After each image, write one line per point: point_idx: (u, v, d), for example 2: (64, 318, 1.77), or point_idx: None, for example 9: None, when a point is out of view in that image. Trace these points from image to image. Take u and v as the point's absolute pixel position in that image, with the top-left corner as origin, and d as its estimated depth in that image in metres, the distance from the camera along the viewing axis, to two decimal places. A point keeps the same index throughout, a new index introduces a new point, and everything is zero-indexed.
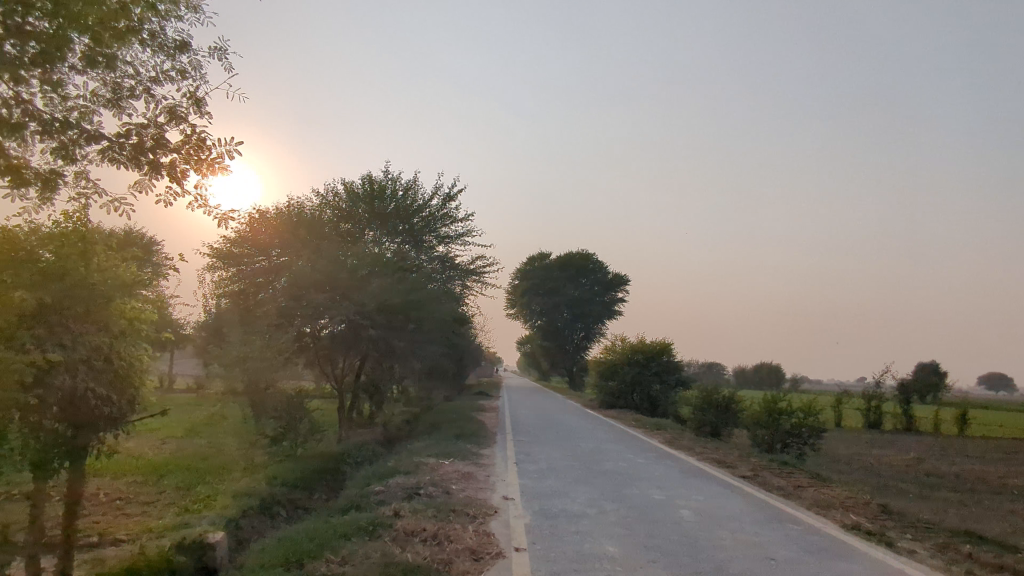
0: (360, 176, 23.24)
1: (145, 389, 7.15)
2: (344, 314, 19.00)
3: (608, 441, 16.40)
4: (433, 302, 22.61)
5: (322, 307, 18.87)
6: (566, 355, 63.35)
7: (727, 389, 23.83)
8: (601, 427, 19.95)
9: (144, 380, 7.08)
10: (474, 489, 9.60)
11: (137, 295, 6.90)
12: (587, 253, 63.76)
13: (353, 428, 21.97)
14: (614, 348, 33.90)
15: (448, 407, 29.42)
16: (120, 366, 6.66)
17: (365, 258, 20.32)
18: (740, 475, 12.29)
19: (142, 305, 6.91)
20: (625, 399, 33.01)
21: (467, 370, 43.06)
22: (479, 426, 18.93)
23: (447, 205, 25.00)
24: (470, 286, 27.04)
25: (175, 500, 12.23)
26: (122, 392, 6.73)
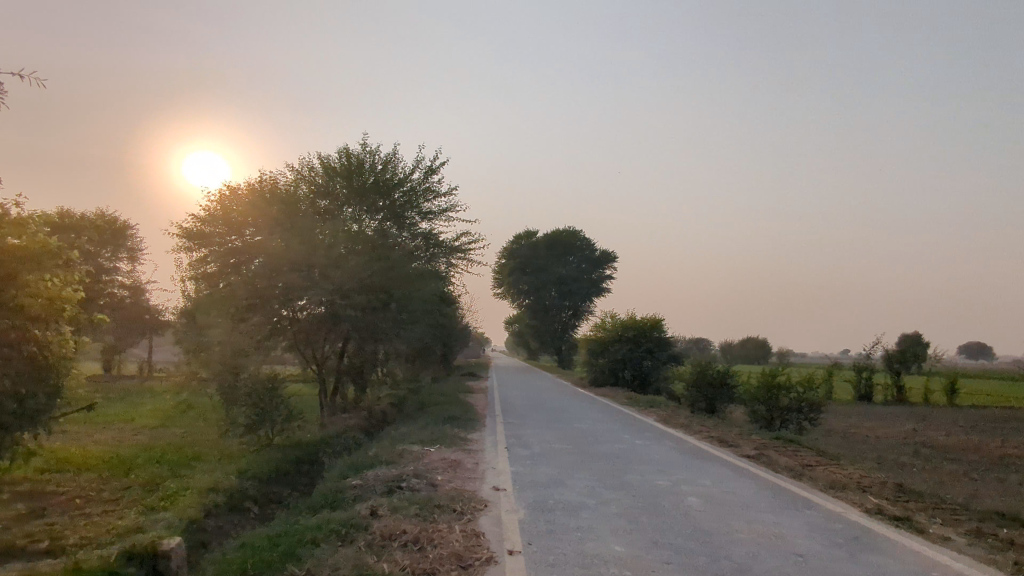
0: (336, 150, 22.17)
1: (59, 367, 8.85)
2: (322, 294, 18.04)
3: (602, 421, 15.70)
4: (417, 280, 21.69)
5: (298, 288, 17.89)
6: (555, 334, 62.77)
7: (721, 364, 23.24)
8: (595, 407, 19.25)
9: (60, 361, 8.80)
10: (462, 480, 8.81)
11: (54, 297, 8.34)
12: (573, 230, 62.87)
13: (337, 414, 21.11)
14: (605, 325, 33.19)
15: (436, 389, 28.66)
16: (34, 352, 8.23)
17: (343, 235, 19.33)
18: (744, 455, 11.62)
19: (58, 305, 8.40)
20: (617, 377, 32.44)
21: (454, 351, 42.33)
22: (467, 408, 18.14)
23: (429, 178, 23.96)
24: (456, 264, 26.09)
25: (139, 497, 11.40)
26: (37, 371, 8.48)
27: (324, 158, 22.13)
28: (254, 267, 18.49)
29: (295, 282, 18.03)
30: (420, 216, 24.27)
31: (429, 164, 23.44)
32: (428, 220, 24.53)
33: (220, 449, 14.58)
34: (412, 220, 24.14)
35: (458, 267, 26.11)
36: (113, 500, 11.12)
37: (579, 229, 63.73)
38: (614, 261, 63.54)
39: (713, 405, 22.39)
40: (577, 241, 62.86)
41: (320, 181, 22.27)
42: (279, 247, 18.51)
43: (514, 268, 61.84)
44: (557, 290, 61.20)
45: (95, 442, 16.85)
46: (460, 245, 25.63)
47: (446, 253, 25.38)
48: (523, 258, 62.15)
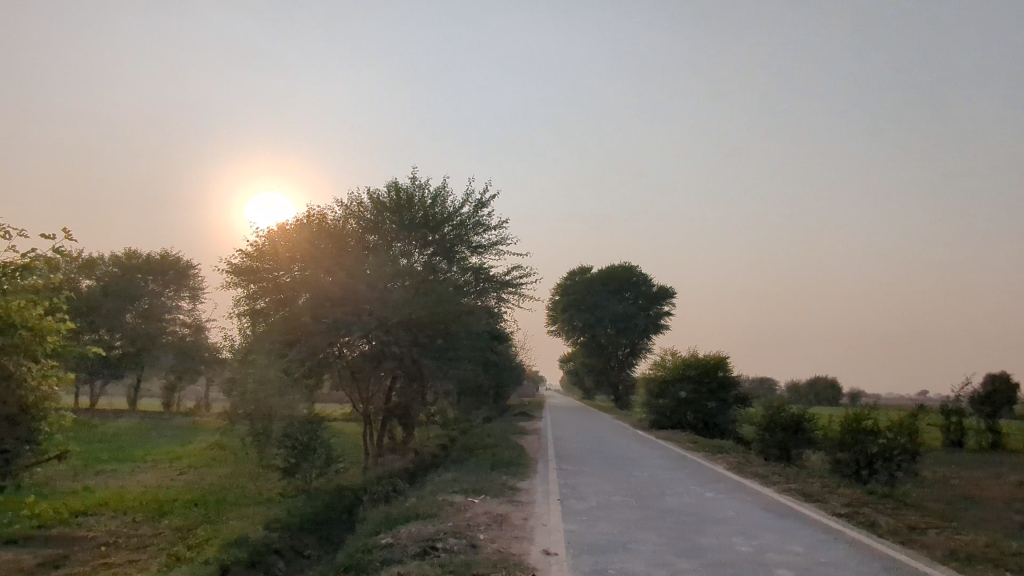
0: (386, 184, 21.80)
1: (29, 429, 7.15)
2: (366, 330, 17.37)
3: (665, 469, 14.24)
4: (466, 316, 20.85)
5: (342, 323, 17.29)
6: (611, 372, 60.85)
7: (796, 406, 21.30)
8: (656, 452, 17.77)
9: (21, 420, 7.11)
10: (509, 540, 7.66)
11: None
12: (629, 266, 61.38)
13: (384, 455, 20.29)
14: (664, 364, 31.50)
15: (487, 429, 27.57)
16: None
17: (390, 269, 18.72)
18: (836, 513, 10.04)
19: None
20: (678, 419, 30.58)
21: (507, 389, 41.17)
22: (519, 452, 17.01)
23: (479, 211, 23.32)
24: (507, 299, 25.20)
25: (168, 545, 10.69)
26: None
27: (373, 193, 21.76)
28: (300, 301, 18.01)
29: (339, 317, 17.43)
30: (470, 250, 23.59)
31: (479, 197, 22.82)
32: (479, 254, 23.81)
33: (257, 493, 13.85)
34: (462, 254, 23.48)
35: (509, 303, 25.21)
36: (140, 550, 10.46)
37: (635, 265, 62.24)
38: (672, 297, 61.46)
39: (788, 451, 20.44)
40: (633, 277, 61.30)
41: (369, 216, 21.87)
42: (325, 282, 18.01)
43: (569, 304, 61.11)
44: (613, 327, 59.53)
45: (139, 482, 16.48)
46: (511, 280, 24.78)
47: (497, 288, 24.53)
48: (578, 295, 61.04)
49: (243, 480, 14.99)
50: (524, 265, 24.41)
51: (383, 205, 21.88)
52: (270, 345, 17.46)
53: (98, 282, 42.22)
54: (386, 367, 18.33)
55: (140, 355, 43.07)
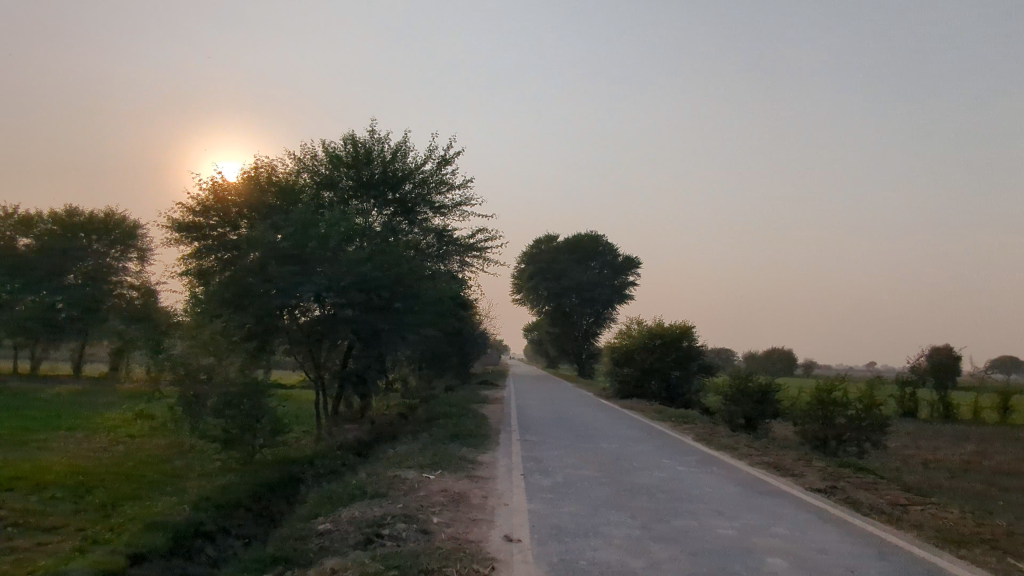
0: (342, 137, 20.39)
1: None
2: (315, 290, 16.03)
3: (633, 442, 13.59)
4: (426, 279, 19.77)
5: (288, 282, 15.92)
6: (575, 342, 60.58)
7: (763, 376, 20.95)
8: (623, 423, 17.15)
9: None
10: (466, 523, 6.78)
11: None
12: (596, 235, 60.86)
13: (338, 426, 19.25)
14: (629, 333, 31.01)
15: (449, 398, 26.74)
16: None
17: (343, 226, 17.43)
18: (815, 488, 9.47)
19: None
20: (643, 389, 30.27)
21: (470, 358, 40.40)
22: (480, 422, 16.18)
23: (443, 169, 22.11)
24: (471, 263, 24.15)
25: (87, 525, 9.59)
26: None
27: (329, 147, 20.33)
28: (243, 257, 16.72)
29: (288, 277, 16.14)
30: (433, 210, 22.42)
31: (443, 154, 21.60)
32: (442, 215, 22.66)
33: (195, 466, 12.72)
34: (424, 215, 22.29)
35: (473, 268, 24.22)
36: (52, 531, 9.33)
37: (601, 234, 61.77)
38: (638, 267, 61.19)
39: (754, 422, 20.12)
40: (599, 246, 60.81)
41: (325, 171, 20.48)
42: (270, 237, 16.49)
43: (534, 273, 60.43)
44: (578, 297, 59.13)
45: (68, 453, 15.17)
46: (476, 243, 23.73)
47: (460, 251, 23.40)
48: (543, 263, 60.36)
49: (179, 450, 13.81)
50: (489, 227, 23.38)
51: (340, 160, 20.50)
52: (213, 306, 16.16)
53: (38, 242, 39.82)
54: (340, 331, 17.18)
55: (84, 319, 40.91)
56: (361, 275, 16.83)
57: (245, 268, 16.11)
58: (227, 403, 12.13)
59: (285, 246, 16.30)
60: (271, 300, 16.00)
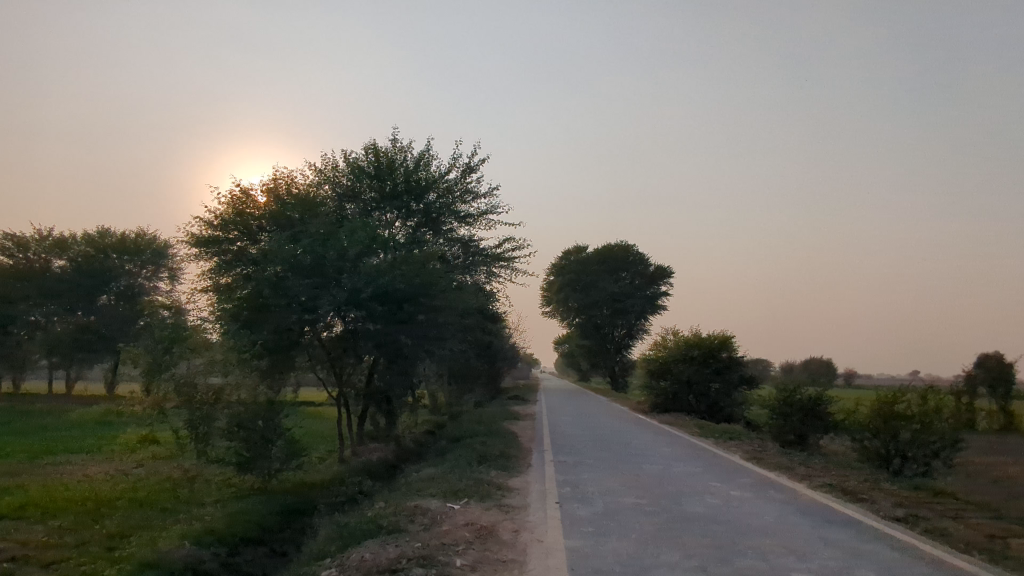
0: (364, 147, 19.75)
1: None
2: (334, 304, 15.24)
3: (677, 462, 12.46)
4: (452, 291, 18.91)
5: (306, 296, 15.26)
6: (607, 354, 59.17)
7: (814, 388, 19.56)
8: (664, 441, 16.00)
9: None
10: (493, 566, 5.84)
11: None
12: (626, 244, 59.60)
13: (362, 447, 18.41)
14: (665, 344, 29.72)
15: (478, 415, 25.82)
16: None
17: (364, 236, 16.63)
18: (892, 517, 8.30)
19: None
20: (681, 402, 28.94)
21: (500, 372, 39.45)
22: (511, 441, 15.21)
23: (467, 177, 21.33)
24: (498, 274, 23.27)
25: (88, 560, 8.90)
26: None
27: (350, 157, 19.70)
28: (258, 270, 16.11)
29: (307, 290, 15.39)
30: (458, 220, 21.63)
31: (467, 160, 20.83)
32: (468, 224, 21.86)
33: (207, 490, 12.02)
34: (449, 225, 21.51)
35: (502, 279, 23.38)
36: (51, 566, 8.66)
37: (632, 244, 60.49)
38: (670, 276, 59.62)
39: (805, 438, 18.72)
40: (629, 256, 59.48)
41: (347, 182, 19.85)
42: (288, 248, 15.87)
43: (564, 284, 59.43)
44: (610, 308, 57.85)
45: (86, 476, 14.67)
46: (503, 253, 22.88)
47: (487, 262, 22.53)
48: (573, 275, 59.26)
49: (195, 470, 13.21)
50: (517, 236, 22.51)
51: (362, 171, 19.85)
52: (231, 322, 15.58)
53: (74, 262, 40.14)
54: (362, 347, 16.37)
55: (116, 338, 40.73)
56: (384, 287, 16.00)
57: (262, 281, 15.45)
58: (235, 422, 11.51)
59: (302, 259, 15.60)
60: (288, 315, 15.26)
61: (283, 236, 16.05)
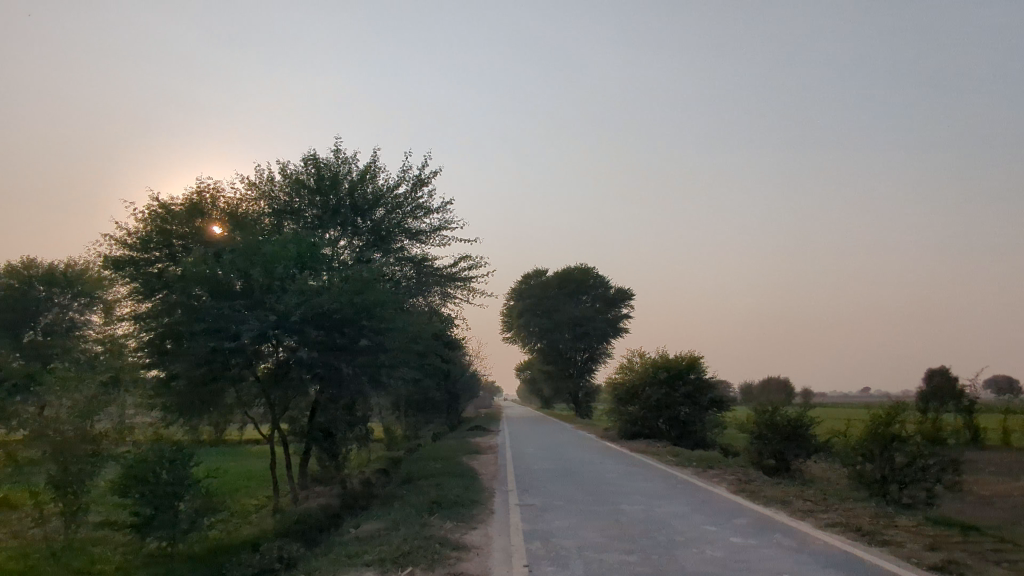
0: (303, 158, 17.99)
1: None
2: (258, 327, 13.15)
3: (661, 501, 10.95)
4: (402, 313, 17.07)
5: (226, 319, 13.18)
6: (571, 380, 57.55)
7: (793, 409, 18.38)
8: (640, 474, 14.43)
9: None
10: None
11: None
12: (586, 267, 58.69)
13: (304, 493, 16.23)
14: (632, 367, 28.41)
15: (436, 448, 23.87)
16: None
17: (296, 251, 14.76)
18: (930, 564, 6.88)
19: None
20: (650, 428, 27.51)
21: (460, 401, 37.45)
22: (471, 480, 13.43)
23: (419, 191, 19.75)
24: (454, 296, 21.59)
25: None
26: None
27: (287, 170, 17.91)
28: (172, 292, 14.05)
29: (227, 313, 13.32)
30: (410, 237, 19.94)
31: (418, 172, 19.27)
32: (420, 241, 20.20)
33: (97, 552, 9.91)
34: (401, 243, 19.83)
35: (459, 301, 21.72)
36: None
37: (592, 266, 59.64)
38: (632, 298, 58.75)
39: (787, 463, 17.43)
40: (589, 278, 58.57)
41: (284, 197, 18.03)
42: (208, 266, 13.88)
43: (524, 309, 58.12)
44: (571, 332, 56.48)
45: None
46: (459, 273, 21.27)
47: (441, 282, 20.82)
48: (533, 299, 58.08)
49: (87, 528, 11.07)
50: (473, 255, 20.95)
51: (302, 183, 18.08)
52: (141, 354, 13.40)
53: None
54: (296, 378, 14.30)
55: None
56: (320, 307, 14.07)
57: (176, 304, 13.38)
58: (128, 471, 9.46)
59: (224, 277, 13.63)
60: (207, 342, 13.16)
61: (201, 254, 14.07)
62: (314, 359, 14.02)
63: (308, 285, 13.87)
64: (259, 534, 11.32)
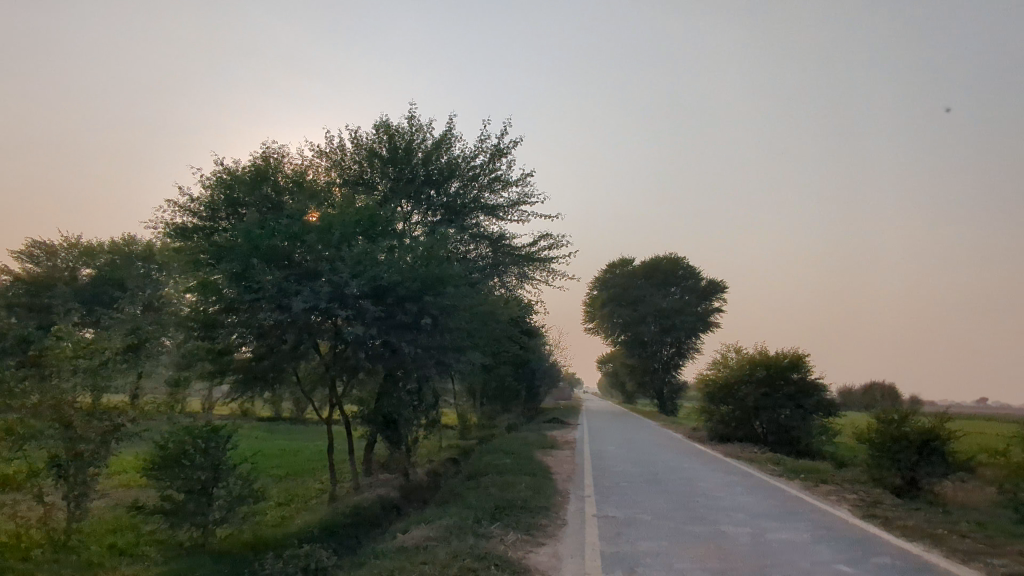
0: (376, 124, 16.84)
1: None
2: (310, 299, 11.96)
3: (773, 525, 8.97)
4: (473, 291, 15.63)
5: (276, 289, 12.05)
6: (656, 375, 54.85)
7: (926, 419, 15.62)
8: (740, 486, 12.39)
9: None
10: None
11: None
12: (675, 258, 55.90)
13: (366, 483, 15.13)
14: (726, 363, 25.94)
15: (509, 440, 22.51)
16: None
17: (356, 217, 13.50)
18: None
19: None
20: (745, 431, 25.01)
21: (538, 392, 36.02)
22: (543, 480, 11.93)
23: (497, 162, 18.29)
24: (532, 277, 20.04)
25: None
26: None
27: (359, 137, 16.78)
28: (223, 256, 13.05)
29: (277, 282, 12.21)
30: (486, 213, 18.48)
31: (496, 142, 17.86)
32: (497, 218, 18.75)
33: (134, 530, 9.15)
34: (477, 219, 18.45)
35: (537, 284, 20.19)
36: None
37: (681, 257, 56.76)
38: (724, 291, 55.32)
39: (916, 482, 14.80)
40: (678, 270, 55.76)
41: (356, 166, 16.84)
42: (264, 227, 12.86)
43: (608, 299, 56.04)
44: (657, 324, 53.82)
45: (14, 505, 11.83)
46: (538, 254, 19.72)
47: (518, 262, 19.32)
48: (618, 289, 55.87)
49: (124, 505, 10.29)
50: (553, 234, 19.36)
51: (375, 151, 16.86)
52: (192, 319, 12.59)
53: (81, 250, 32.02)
54: (352, 357, 13.09)
55: None
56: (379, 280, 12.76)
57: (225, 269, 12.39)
58: (158, 451, 8.49)
59: (277, 244, 12.54)
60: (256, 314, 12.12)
61: (255, 218, 13.08)
62: (372, 338, 12.69)
63: (366, 254, 12.60)
64: (301, 528, 10.31)
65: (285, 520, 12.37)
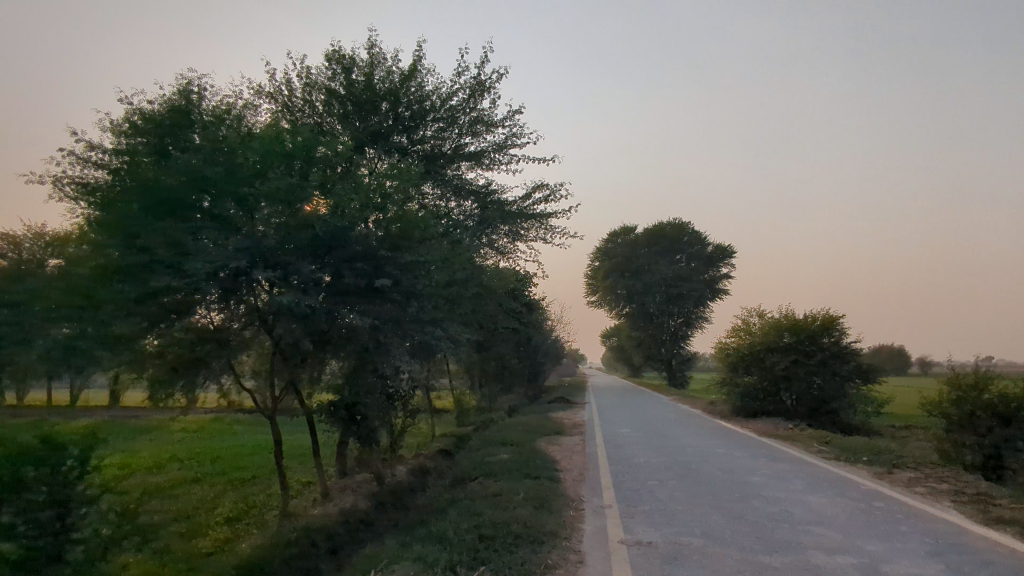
0: (327, 55, 13.82)
1: None
2: (221, 262, 9.01)
3: (878, 548, 6.28)
4: (453, 250, 12.72)
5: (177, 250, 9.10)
6: (663, 347, 52.05)
7: (1008, 383, 12.87)
8: (801, 481, 9.64)
9: None
10: None
11: None
12: (680, 223, 53.08)
13: (332, 490, 12.36)
14: (749, 330, 23.20)
15: (509, 426, 19.82)
16: None
17: (288, 158, 10.49)
18: None
19: None
20: (772, 404, 22.33)
21: (541, 370, 33.28)
22: (548, 485, 9.20)
23: (479, 99, 15.37)
24: (528, 237, 17.18)
25: None
26: None
27: (309, 73, 13.79)
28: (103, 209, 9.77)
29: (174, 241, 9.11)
30: (470, 160, 15.57)
31: (476, 74, 14.89)
32: (483, 167, 15.85)
33: None
34: (458, 169, 15.55)
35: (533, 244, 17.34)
36: None
37: (686, 222, 53.86)
38: (732, 256, 52.53)
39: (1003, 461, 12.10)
40: (684, 236, 52.88)
41: (307, 109, 13.83)
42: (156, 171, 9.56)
43: (611, 269, 53.27)
44: (664, 294, 50.97)
45: None
46: (533, 209, 16.86)
47: (510, 218, 16.45)
48: (621, 259, 53.04)
49: None
50: (550, 184, 16.47)
51: (329, 89, 13.84)
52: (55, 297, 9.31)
53: None
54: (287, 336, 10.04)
55: None
56: (315, 230, 9.84)
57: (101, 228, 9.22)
58: None
59: (177, 192, 9.43)
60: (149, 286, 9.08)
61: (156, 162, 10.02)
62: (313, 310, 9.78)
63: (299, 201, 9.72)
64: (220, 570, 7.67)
65: (223, 546, 9.69)
